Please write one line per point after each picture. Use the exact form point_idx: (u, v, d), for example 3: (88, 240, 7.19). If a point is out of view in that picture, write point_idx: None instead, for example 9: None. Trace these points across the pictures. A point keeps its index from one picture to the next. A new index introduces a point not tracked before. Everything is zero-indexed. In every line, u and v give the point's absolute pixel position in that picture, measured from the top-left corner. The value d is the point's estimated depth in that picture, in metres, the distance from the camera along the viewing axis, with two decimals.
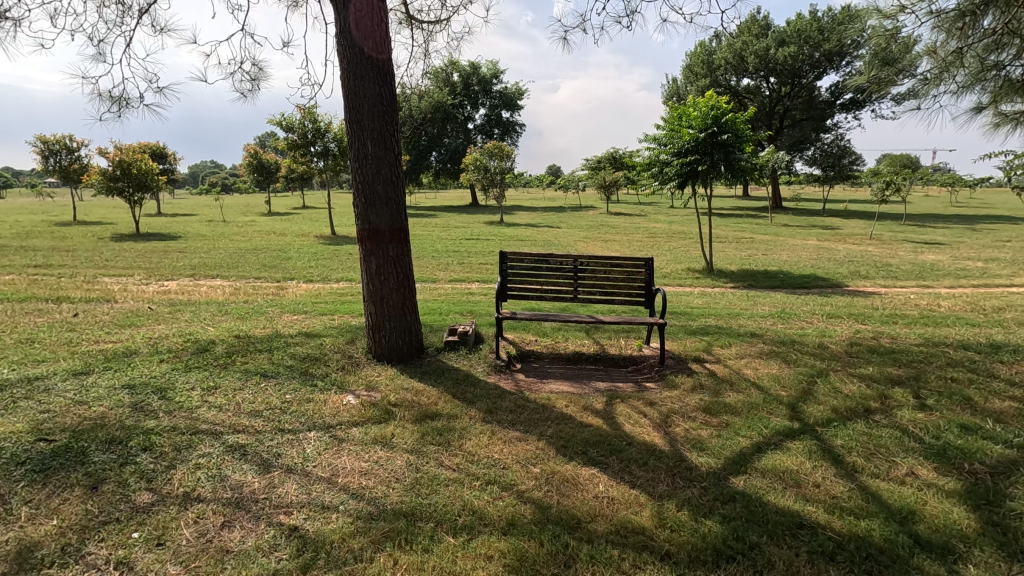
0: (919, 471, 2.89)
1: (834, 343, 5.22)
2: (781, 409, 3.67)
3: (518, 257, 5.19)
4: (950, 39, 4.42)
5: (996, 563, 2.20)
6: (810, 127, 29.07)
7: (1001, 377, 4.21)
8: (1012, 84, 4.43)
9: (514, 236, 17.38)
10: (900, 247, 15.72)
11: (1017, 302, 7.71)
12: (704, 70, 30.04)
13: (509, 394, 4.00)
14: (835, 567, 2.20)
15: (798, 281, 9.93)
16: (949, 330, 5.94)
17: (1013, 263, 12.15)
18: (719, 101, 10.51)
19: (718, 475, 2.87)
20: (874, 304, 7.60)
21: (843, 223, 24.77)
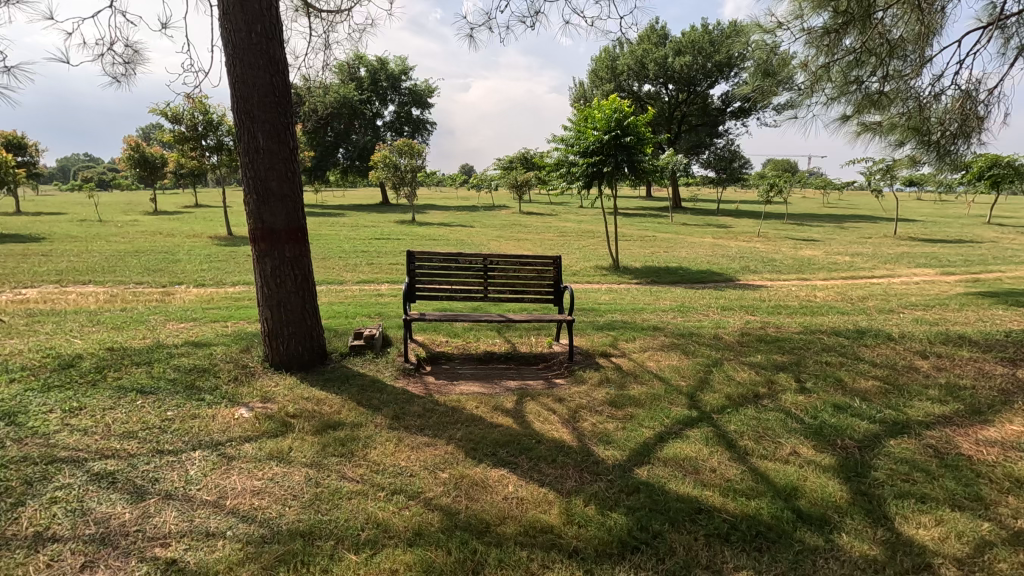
0: (801, 449, 3.14)
1: (728, 334, 5.59)
2: (681, 399, 3.86)
3: (426, 256, 5.05)
4: (819, 55, 4.92)
5: (864, 530, 2.42)
6: (704, 132, 31.16)
7: (866, 359, 4.70)
8: (871, 97, 4.97)
9: (425, 236, 17.11)
10: (782, 244, 17.28)
11: (877, 292, 8.69)
12: (608, 75, 31.37)
13: (418, 398, 3.88)
14: (729, 547, 2.31)
15: (696, 276, 10.58)
16: (824, 318, 6.57)
17: (873, 257, 13.73)
18: (621, 104, 10.90)
19: (624, 467, 2.94)
20: (761, 297, 8.25)
21: (735, 221, 26.76)
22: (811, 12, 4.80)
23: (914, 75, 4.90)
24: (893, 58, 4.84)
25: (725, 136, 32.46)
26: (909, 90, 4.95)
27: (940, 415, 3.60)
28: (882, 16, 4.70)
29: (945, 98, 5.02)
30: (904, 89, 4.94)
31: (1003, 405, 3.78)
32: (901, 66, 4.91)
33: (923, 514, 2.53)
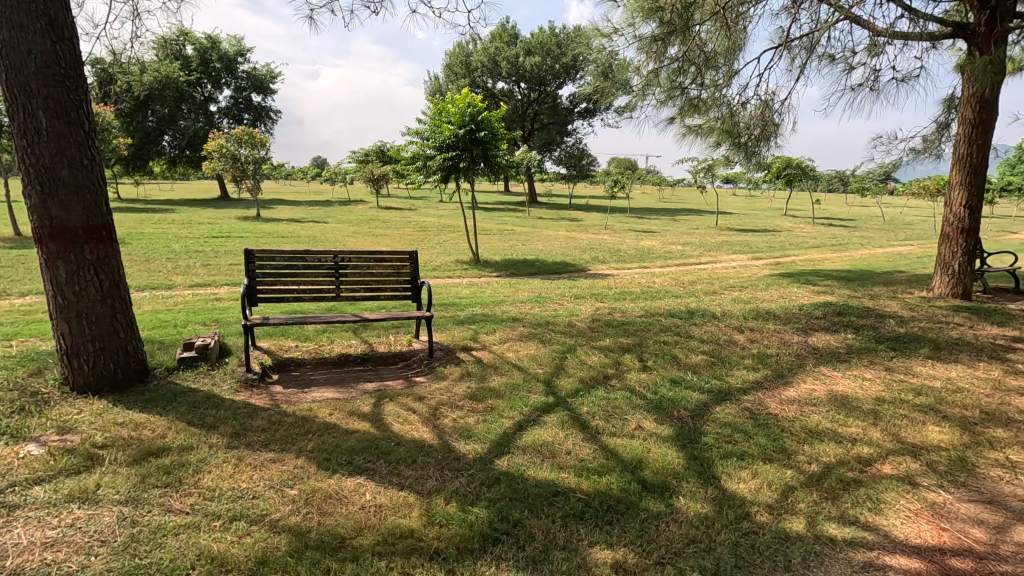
0: (644, 424, 3.41)
1: (581, 321, 5.92)
2: (538, 386, 3.98)
3: (268, 254, 4.61)
4: (649, 61, 5.43)
5: (697, 490, 2.68)
6: (555, 131, 32.77)
7: (696, 336, 5.28)
8: (692, 102, 5.61)
9: (272, 233, 15.76)
10: (625, 235, 18.84)
11: (703, 276, 9.83)
12: (463, 71, 31.61)
13: (262, 410, 3.52)
14: (584, 525, 2.42)
15: (551, 268, 11.08)
16: (661, 301, 7.26)
17: (699, 246, 15.56)
18: (474, 98, 10.94)
19: (484, 460, 2.95)
20: (609, 285, 8.88)
21: (585, 215, 28.52)
22: (642, 21, 5.23)
23: (725, 85, 5.61)
24: (709, 69, 5.50)
25: (574, 135, 34.44)
26: (722, 97, 5.66)
27: (753, 381, 4.15)
28: (699, 30, 5.27)
29: (750, 106, 5.84)
30: (718, 97, 5.63)
31: (798, 368, 4.48)
32: (715, 76, 5.59)
33: (742, 470, 2.88)
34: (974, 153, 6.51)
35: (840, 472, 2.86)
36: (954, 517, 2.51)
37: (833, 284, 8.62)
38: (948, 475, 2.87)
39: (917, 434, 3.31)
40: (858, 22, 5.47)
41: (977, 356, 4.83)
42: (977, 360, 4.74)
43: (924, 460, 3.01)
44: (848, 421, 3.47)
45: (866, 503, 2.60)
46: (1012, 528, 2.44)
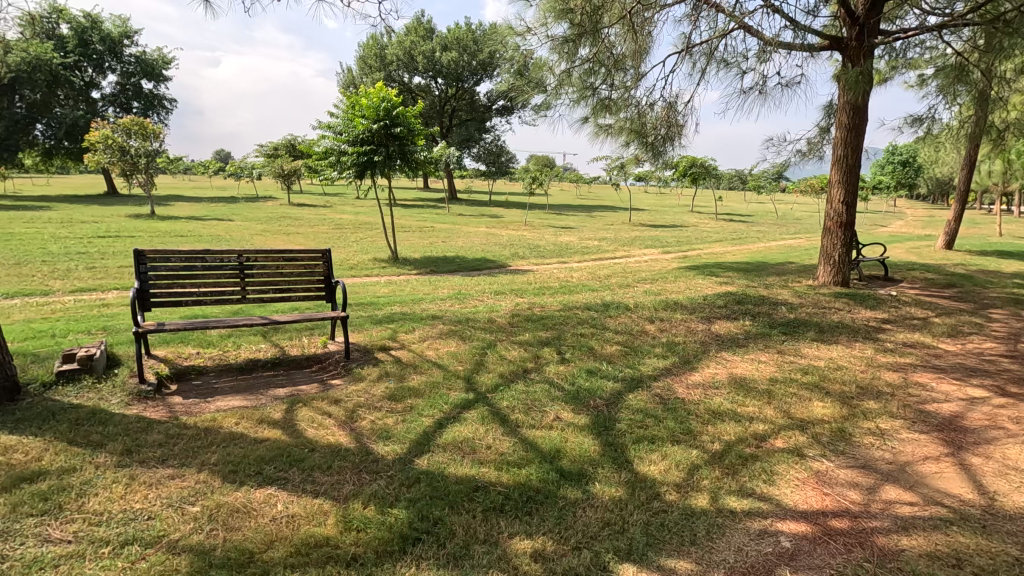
0: (562, 414, 3.50)
1: (501, 316, 5.97)
2: (458, 383, 3.97)
3: (162, 254, 4.24)
4: (561, 61, 5.58)
5: (612, 475, 2.80)
6: (473, 127, 32.71)
7: (611, 328, 5.49)
8: (602, 103, 5.83)
9: (170, 231, 14.58)
10: (544, 231, 19.22)
11: (618, 270, 10.24)
12: (377, 64, 30.75)
13: (159, 424, 3.25)
14: (504, 518, 2.45)
15: (471, 264, 11.08)
16: (578, 295, 7.48)
17: (614, 241, 16.19)
18: (389, 93, 10.60)
19: (404, 460, 2.90)
20: (528, 280, 9.02)
21: (505, 212, 28.74)
22: (553, 21, 5.36)
23: (633, 87, 5.87)
24: (618, 70, 5.73)
25: (492, 132, 34.56)
26: (631, 98, 5.91)
27: (663, 368, 4.38)
28: (608, 33, 5.46)
29: (657, 107, 6.15)
30: (627, 97, 5.87)
31: (704, 354, 4.78)
32: (624, 78, 5.83)
33: (653, 453, 3.04)
34: (849, 155, 7.25)
35: (739, 448, 3.09)
36: (834, 482, 2.79)
37: (733, 275, 9.27)
38: (829, 445, 3.18)
39: (804, 410, 3.64)
40: (750, 31, 5.91)
41: (854, 337, 5.39)
42: (854, 340, 5.30)
43: (809, 433, 3.32)
44: (747, 401, 3.75)
45: (761, 475, 2.83)
46: (881, 488, 2.75)
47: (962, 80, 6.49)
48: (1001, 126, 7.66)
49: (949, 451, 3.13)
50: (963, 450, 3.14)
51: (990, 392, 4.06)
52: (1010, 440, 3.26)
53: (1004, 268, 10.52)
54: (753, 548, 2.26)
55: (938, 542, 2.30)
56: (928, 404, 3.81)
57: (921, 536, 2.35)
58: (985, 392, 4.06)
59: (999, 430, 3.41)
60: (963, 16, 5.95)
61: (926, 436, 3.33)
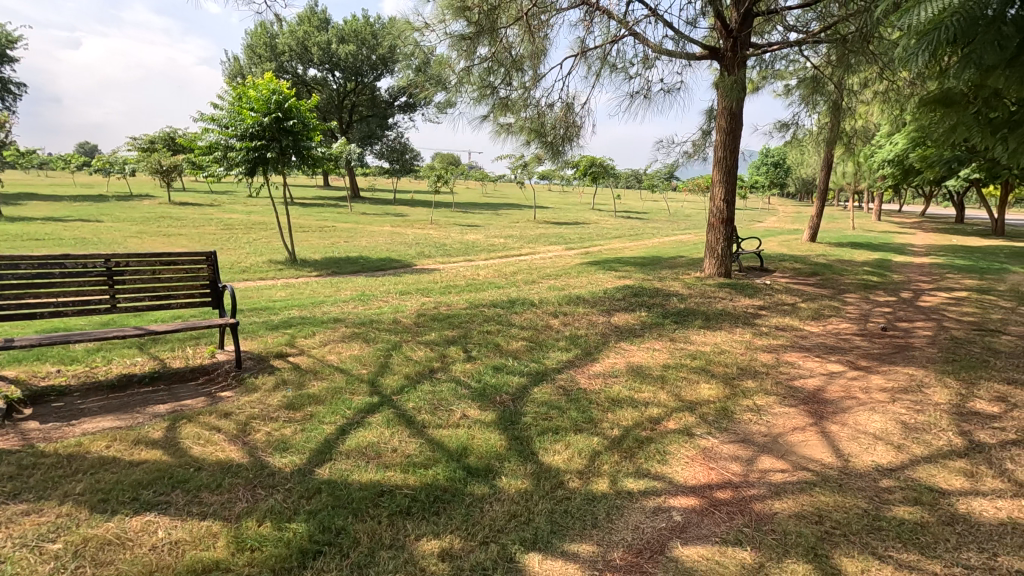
0: (469, 412, 3.51)
1: (406, 317, 5.86)
2: (362, 387, 3.85)
3: (9, 261, 3.71)
4: (460, 58, 5.58)
5: (518, 468, 2.85)
6: (375, 124, 31.74)
7: (516, 324, 5.58)
8: (502, 102, 5.89)
9: (21, 234, 12.77)
10: (450, 230, 19.13)
11: (523, 267, 10.43)
12: (268, 54, 28.86)
13: (9, 454, 2.85)
14: (411, 520, 2.41)
15: (376, 264, 10.78)
16: (485, 293, 7.52)
17: (520, 238, 16.45)
18: (280, 85, 9.98)
19: (303, 471, 2.76)
20: (435, 279, 8.93)
21: (410, 210, 28.20)
22: (451, 18, 5.35)
23: (532, 87, 5.99)
24: (516, 71, 5.83)
25: (395, 129, 33.80)
26: (530, 98, 6.04)
27: (567, 361, 4.53)
28: (505, 33, 5.54)
29: (555, 109, 6.32)
30: (527, 97, 6.00)
31: (604, 345, 5.01)
32: (523, 78, 5.94)
33: (557, 443, 3.13)
34: (728, 156, 7.91)
35: (636, 433, 3.27)
36: (718, 457, 3.04)
37: (631, 269, 9.79)
38: (715, 423, 3.46)
39: (693, 392, 3.93)
40: (638, 38, 6.25)
41: (735, 323, 5.90)
42: (735, 326, 5.79)
43: (698, 413, 3.59)
44: (643, 387, 3.98)
45: (655, 456, 3.01)
46: (757, 458, 3.04)
47: (819, 91, 7.30)
48: (850, 133, 8.71)
49: (813, 421, 3.52)
50: (824, 419, 3.55)
51: (845, 366, 4.62)
52: (860, 407, 3.74)
53: (855, 257, 12.02)
54: (648, 525, 2.41)
55: (803, 503, 2.58)
56: (796, 380, 4.26)
57: (790, 499, 2.62)
58: (841, 366, 4.62)
59: (852, 399, 3.89)
60: (818, 34, 6.70)
61: (795, 408, 3.72)
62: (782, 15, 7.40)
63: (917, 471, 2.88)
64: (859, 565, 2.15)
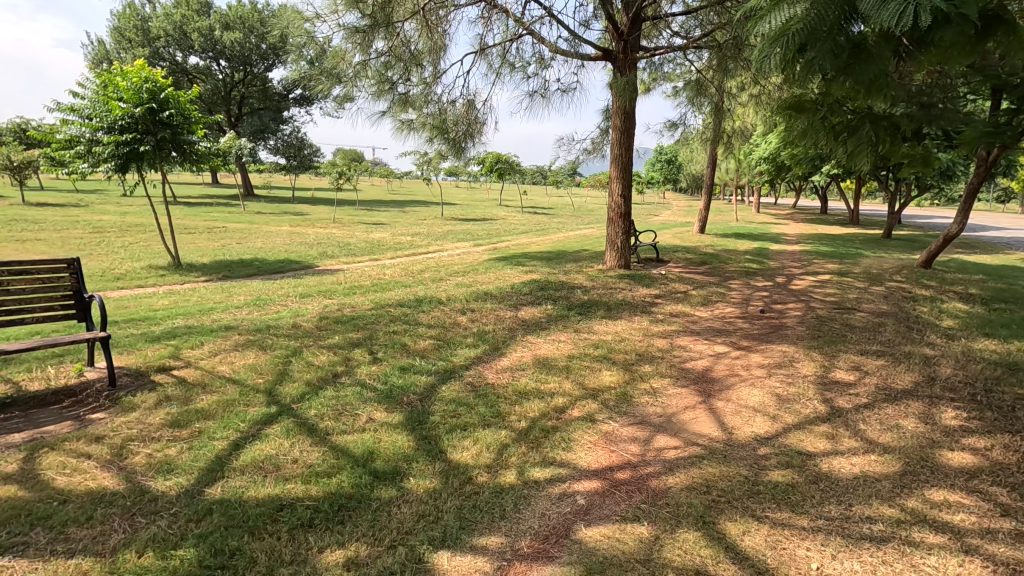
0: (375, 415, 3.43)
1: (307, 321, 5.59)
2: (258, 398, 3.63)
3: None
4: (355, 51, 5.39)
5: (426, 468, 2.83)
6: (268, 117, 29.84)
7: (424, 323, 5.52)
8: (403, 97, 5.78)
9: None
10: (355, 228, 18.48)
11: (431, 264, 10.33)
12: (140, 37, 26.13)
13: None
14: (313, 532, 2.32)
15: (273, 266, 10.17)
16: (391, 292, 7.36)
17: (427, 236, 16.24)
18: (153, 72, 9.08)
19: (190, 493, 2.56)
20: (338, 280, 8.59)
21: (311, 209, 26.82)
22: (344, 9, 5.14)
23: (433, 82, 5.92)
24: (415, 66, 5.75)
25: (290, 123, 31.98)
26: (431, 95, 6.00)
27: (475, 357, 4.55)
28: (402, 27, 5.46)
29: (456, 105, 6.31)
30: (428, 93, 5.95)
31: (511, 339, 5.09)
32: (423, 74, 5.86)
33: (465, 439, 3.15)
34: (623, 153, 8.32)
35: (542, 423, 3.36)
36: (618, 440, 3.20)
37: (537, 263, 10.02)
38: (616, 407, 3.65)
39: (595, 380, 4.11)
40: (536, 37, 6.39)
41: (634, 312, 6.23)
42: (634, 315, 6.12)
43: (600, 399, 3.76)
44: (548, 378, 4.10)
45: (560, 443, 3.12)
46: (653, 438, 3.24)
47: (702, 93, 7.87)
48: (730, 132, 9.48)
49: (702, 399, 3.81)
50: (711, 397, 3.86)
51: (729, 347, 5.05)
52: (742, 384, 4.10)
53: (738, 247, 13.12)
54: (554, 511, 2.49)
55: (693, 475, 2.79)
56: (687, 363, 4.58)
57: (682, 473, 2.83)
58: (726, 347, 5.04)
59: (735, 376, 4.26)
60: (698, 41, 7.20)
61: (686, 388, 4.01)
62: (667, 21, 7.88)
63: (788, 437, 3.22)
64: (740, 527, 2.36)
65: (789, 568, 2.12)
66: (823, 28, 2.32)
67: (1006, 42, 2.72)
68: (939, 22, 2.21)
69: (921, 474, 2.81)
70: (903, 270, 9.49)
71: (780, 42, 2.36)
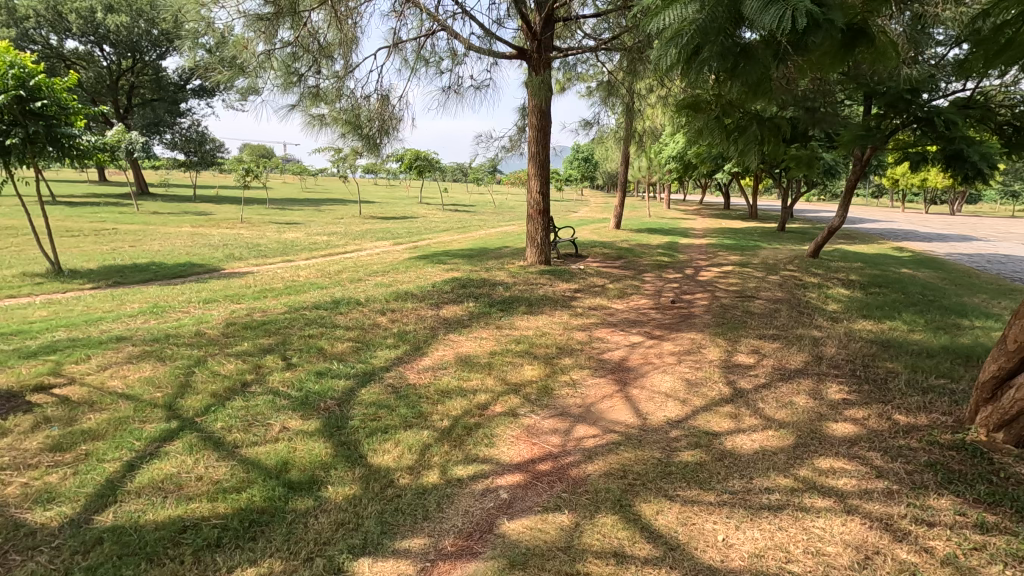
0: (289, 424, 3.27)
1: (211, 328, 5.22)
2: (156, 413, 3.35)
3: None
4: (258, 40, 5.09)
5: (345, 475, 2.74)
6: (162, 109, 27.50)
7: (341, 325, 5.33)
8: (313, 91, 5.54)
9: None
10: (265, 228, 17.50)
11: (348, 265, 9.99)
12: (4, 17, 23.18)
13: None
14: (222, 552, 2.18)
15: (172, 270, 9.41)
16: (305, 295, 7.04)
17: (345, 235, 15.69)
18: (20, 56, 8.04)
19: (75, 523, 2.31)
20: (247, 283, 8.10)
21: (214, 208, 25.01)
22: None
23: (345, 77, 5.73)
24: (325, 58, 5.55)
25: (188, 116, 29.68)
26: (343, 89, 5.79)
27: (395, 358, 4.46)
28: (309, 17, 5.26)
29: (371, 101, 6.15)
30: (340, 87, 5.74)
31: (432, 339, 5.04)
32: (333, 67, 5.66)
33: (386, 442, 3.08)
34: (541, 151, 8.47)
35: (465, 421, 3.36)
36: (540, 433, 3.26)
37: (458, 261, 9.98)
38: (537, 401, 3.72)
39: (517, 374, 4.16)
40: (450, 33, 6.36)
41: (554, 306, 6.37)
42: (554, 309, 6.25)
43: (522, 394, 3.81)
44: (470, 376, 4.10)
45: (483, 440, 3.13)
46: (573, 428, 3.33)
47: (613, 93, 8.18)
48: (641, 132, 9.91)
49: (619, 388, 3.97)
50: (627, 385, 4.03)
51: (644, 337, 5.29)
52: (655, 371, 4.31)
53: (651, 241, 13.76)
54: (477, 508, 2.50)
55: (612, 461, 2.91)
56: (605, 354, 4.74)
57: (601, 460, 2.93)
58: (640, 337, 5.27)
59: (649, 365, 4.47)
60: (608, 43, 7.46)
61: (604, 378, 4.16)
62: (579, 23, 8.10)
63: (697, 419, 3.42)
64: (654, 507, 2.49)
65: (698, 541, 2.26)
66: (712, 31, 2.47)
67: (868, 51, 3.04)
68: (812, 31, 2.42)
69: (811, 445, 3.09)
70: (795, 260, 10.38)
71: (675, 40, 2.49)
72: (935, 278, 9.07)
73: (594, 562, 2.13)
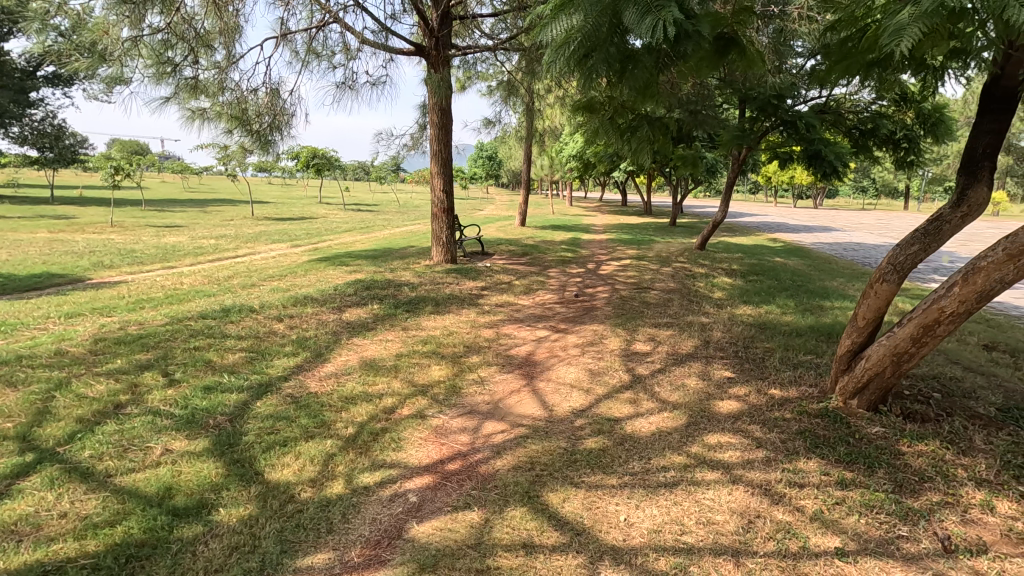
0: (173, 445, 2.99)
1: (76, 345, 4.64)
2: (6, 446, 2.92)
3: None
4: (122, 25, 4.58)
5: (239, 495, 2.55)
6: (6, 98, 23.94)
7: (232, 335, 4.96)
8: (189, 82, 5.08)
9: None
10: (141, 232, 15.88)
11: (239, 270, 9.32)
12: None
13: None
14: None
15: (26, 282, 8.26)
16: (190, 304, 6.48)
17: (235, 238, 14.64)
18: None
19: None
20: (120, 294, 7.31)
21: (77, 211, 22.22)
22: None
23: (228, 68, 5.34)
24: (202, 46, 5.16)
25: (40, 107, 26.12)
26: (227, 82, 5.40)
27: (294, 366, 4.23)
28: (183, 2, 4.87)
29: (257, 94, 5.78)
30: (222, 79, 5.35)
31: (335, 344, 4.83)
32: (213, 57, 5.25)
33: (285, 455, 2.91)
34: (443, 150, 8.39)
35: (370, 426, 3.26)
36: (448, 432, 3.25)
37: (361, 262, 9.65)
38: (445, 400, 3.69)
39: (424, 375, 4.11)
40: (342, 25, 6.15)
41: (461, 305, 6.36)
42: (460, 308, 6.23)
43: (429, 395, 3.77)
44: (376, 379, 3.99)
45: (390, 444, 3.06)
46: (482, 425, 3.35)
47: (513, 93, 8.30)
48: (540, 131, 10.14)
49: (525, 382, 4.04)
50: (534, 378, 4.12)
51: (549, 331, 5.42)
52: (560, 364, 4.43)
53: (555, 238, 14.17)
54: (384, 515, 2.43)
55: (520, 455, 2.96)
56: (512, 349, 4.81)
57: (509, 454, 2.97)
58: (546, 331, 5.41)
59: (555, 358, 4.59)
60: (505, 43, 7.55)
61: (511, 374, 4.22)
62: (476, 22, 8.14)
63: (599, 407, 3.57)
64: (561, 495, 2.56)
65: (602, 524, 2.36)
66: (597, 38, 2.55)
67: (740, 59, 3.31)
68: (685, 42, 2.60)
69: (701, 424, 3.33)
70: (685, 252, 11.14)
71: (563, 47, 2.55)
72: (802, 265, 10.16)
73: (504, 556, 2.15)
